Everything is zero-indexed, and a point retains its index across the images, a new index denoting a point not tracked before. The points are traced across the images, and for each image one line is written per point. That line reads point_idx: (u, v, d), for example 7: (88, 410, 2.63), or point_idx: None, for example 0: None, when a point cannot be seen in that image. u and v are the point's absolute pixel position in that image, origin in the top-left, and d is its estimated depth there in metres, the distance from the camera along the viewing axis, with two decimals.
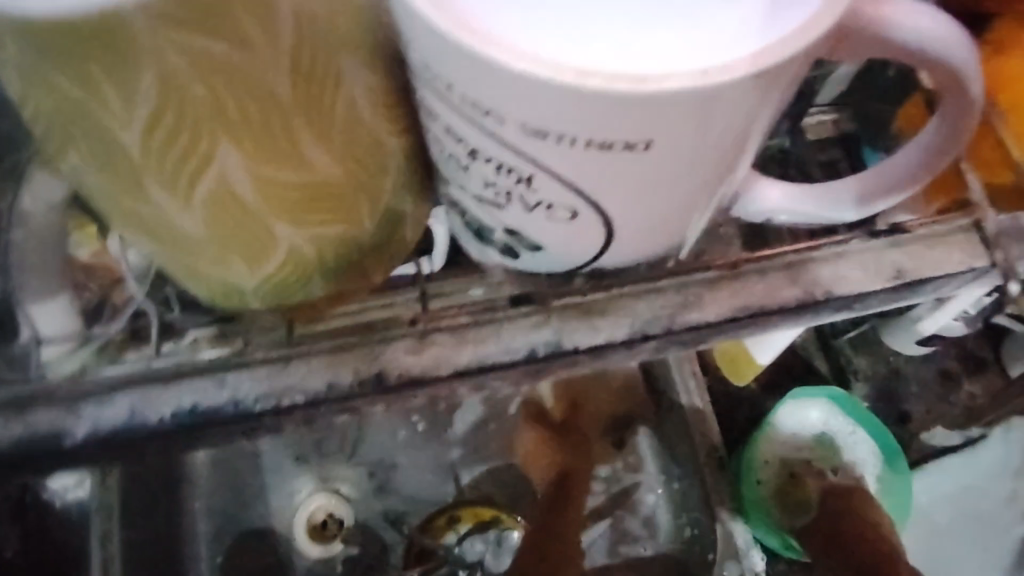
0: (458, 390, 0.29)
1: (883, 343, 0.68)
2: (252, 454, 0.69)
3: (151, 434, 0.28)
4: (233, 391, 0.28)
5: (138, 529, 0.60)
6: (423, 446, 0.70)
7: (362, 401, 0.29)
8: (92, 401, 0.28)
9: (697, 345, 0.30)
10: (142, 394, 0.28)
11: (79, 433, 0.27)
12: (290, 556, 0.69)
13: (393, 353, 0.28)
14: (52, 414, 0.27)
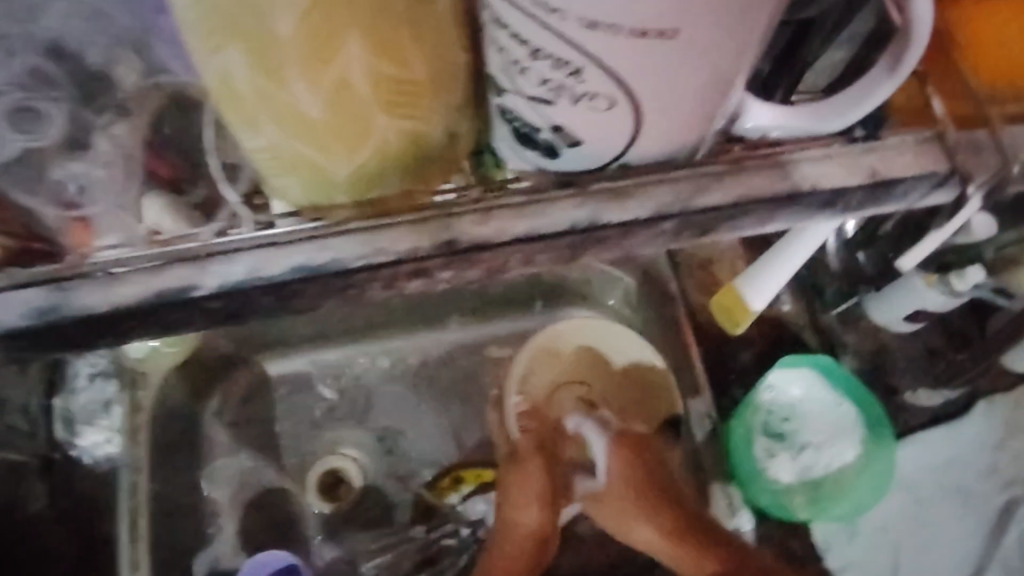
0: (513, 258, 0.37)
1: (867, 314, 0.70)
2: (274, 420, 0.77)
3: (268, 286, 0.37)
4: (334, 253, 0.37)
5: (165, 478, 0.70)
6: (429, 414, 0.77)
7: (439, 262, 0.37)
8: (221, 258, 0.37)
9: (705, 228, 0.37)
10: (260, 256, 0.37)
11: (209, 283, 0.36)
12: (303, 516, 0.75)
13: (463, 225, 0.36)
14: (182, 270, 0.37)
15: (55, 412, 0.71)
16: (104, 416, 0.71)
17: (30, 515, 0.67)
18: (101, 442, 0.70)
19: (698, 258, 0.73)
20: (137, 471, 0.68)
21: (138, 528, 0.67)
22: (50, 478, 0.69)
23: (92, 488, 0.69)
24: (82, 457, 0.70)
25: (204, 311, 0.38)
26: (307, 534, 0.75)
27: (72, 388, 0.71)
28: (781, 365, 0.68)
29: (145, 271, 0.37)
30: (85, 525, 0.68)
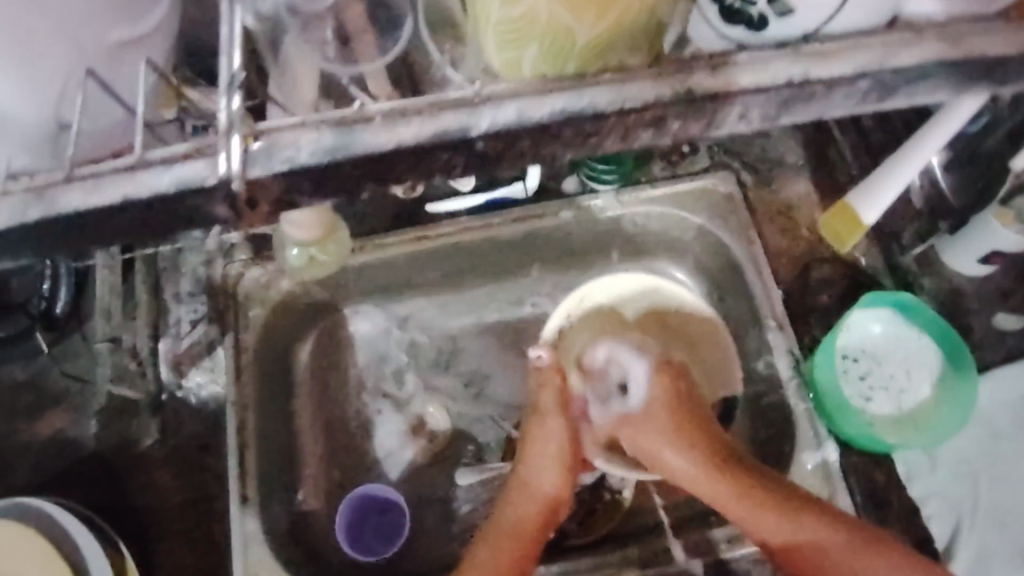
0: (753, 102, 0.37)
1: (942, 260, 0.75)
2: (362, 368, 0.80)
3: (529, 128, 0.36)
4: (591, 98, 0.36)
5: (268, 417, 0.73)
6: (513, 363, 0.80)
7: (685, 109, 0.37)
8: (489, 104, 0.36)
9: (915, 89, 0.38)
10: (527, 99, 0.36)
11: (483, 123, 0.36)
12: (394, 458, 0.77)
13: (712, 69, 0.37)
14: (450, 114, 0.36)
15: (160, 355, 0.73)
16: (208, 358, 0.73)
17: (144, 449, 0.72)
18: (205, 383, 0.73)
19: (772, 208, 0.77)
20: (245, 408, 0.70)
21: (244, 461, 0.69)
22: (160, 415, 0.72)
23: (199, 427, 0.72)
24: (189, 398, 0.73)
25: (451, 160, 0.37)
26: (397, 475, 0.77)
27: (175, 333, 0.73)
28: (871, 300, 0.71)
29: (372, 122, 0.36)
30: (195, 460, 0.72)
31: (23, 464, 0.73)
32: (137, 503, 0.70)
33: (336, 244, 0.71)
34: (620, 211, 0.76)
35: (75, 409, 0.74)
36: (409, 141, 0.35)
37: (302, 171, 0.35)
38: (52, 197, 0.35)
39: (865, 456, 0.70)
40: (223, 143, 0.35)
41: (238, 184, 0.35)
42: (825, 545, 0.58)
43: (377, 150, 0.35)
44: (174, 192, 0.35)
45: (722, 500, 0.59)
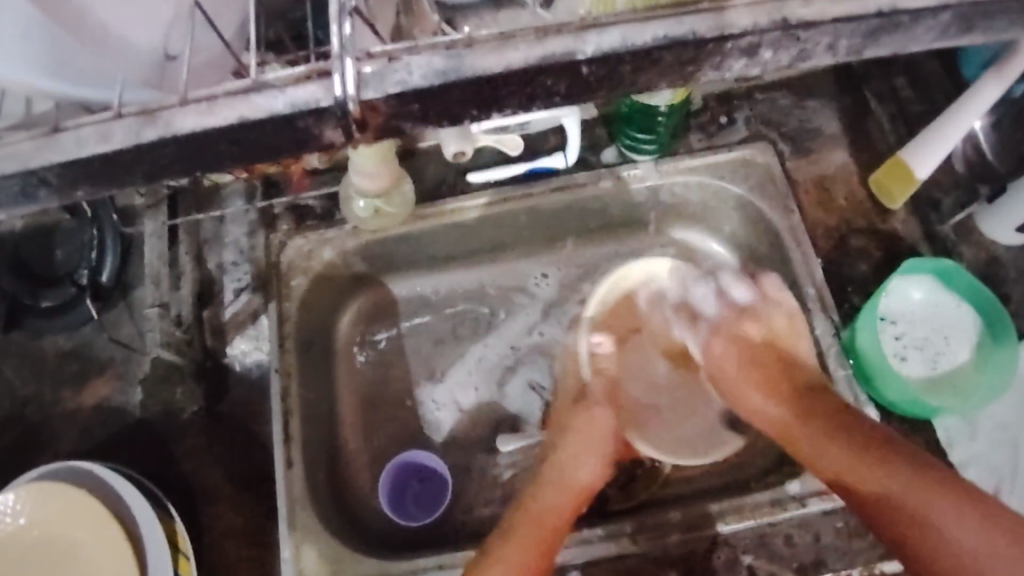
0: (824, 38, 0.37)
1: (980, 230, 0.75)
2: (400, 340, 0.81)
3: (634, 55, 0.37)
4: (690, 26, 0.36)
5: (309, 386, 0.74)
6: (551, 332, 0.81)
7: (759, 41, 0.37)
8: (591, 32, 0.36)
9: (993, 26, 0.38)
10: (629, 26, 0.36)
11: (589, 49, 0.36)
12: (432, 428, 0.78)
13: (791, 6, 0.36)
14: (561, 41, 0.36)
15: (205, 322, 0.74)
16: (252, 326, 0.73)
17: (190, 415, 0.72)
18: (250, 350, 0.73)
19: (810, 178, 0.78)
20: (289, 376, 0.71)
21: (290, 427, 0.69)
22: (203, 381, 0.73)
23: (245, 393, 0.73)
24: (234, 365, 0.73)
25: (542, 98, 0.38)
26: (436, 444, 0.78)
27: (220, 301, 0.74)
28: (909, 265, 0.71)
29: (485, 48, 0.36)
30: (241, 425, 0.72)
31: (67, 431, 0.72)
32: (186, 468, 0.71)
33: (402, 197, 0.72)
34: (659, 181, 0.77)
35: (120, 377, 0.73)
36: (517, 65, 0.36)
37: (414, 92, 0.36)
38: (163, 122, 0.36)
39: (904, 422, 0.70)
40: (338, 66, 0.35)
41: (354, 103, 0.35)
42: (904, 496, 0.53)
43: (487, 72, 0.36)
44: (287, 113, 0.36)
45: (839, 455, 0.58)
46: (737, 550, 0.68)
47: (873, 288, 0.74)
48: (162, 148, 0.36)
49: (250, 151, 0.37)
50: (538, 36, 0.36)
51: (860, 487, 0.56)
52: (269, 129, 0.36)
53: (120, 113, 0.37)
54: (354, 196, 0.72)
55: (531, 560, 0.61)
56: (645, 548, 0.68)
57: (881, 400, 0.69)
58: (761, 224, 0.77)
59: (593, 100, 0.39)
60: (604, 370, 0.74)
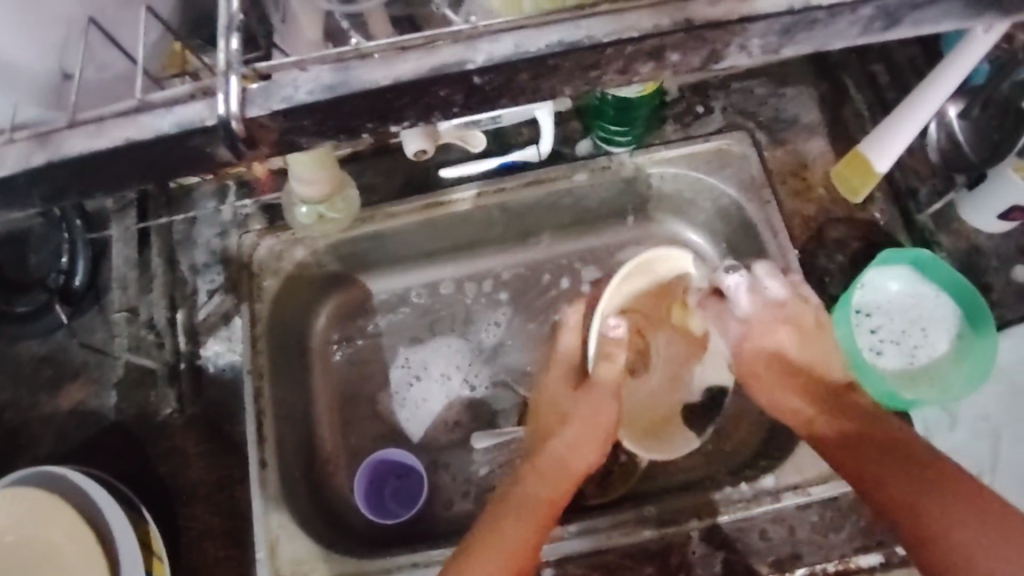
0: (737, 36, 0.36)
1: (958, 218, 0.74)
2: (376, 338, 0.80)
3: (533, 62, 0.36)
4: (586, 31, 0.36)
5: (280, 385, 0.74)
6: (524, 327, 0.80)
7: (671, 42, 0.36)
8: (484, 40, 0.36)
9: (914, 21, 0.37)
10: (522, 34, 0.36)
11: (480, 58, 0.35)
12: (406, 425, 0.78)
13: (697, 7, 0.36)
14: (455, 49, 0.35)
15: (179, 325, 0.74)
16: (225, 327, 0.74)
17: (163, 419, 0.72)
18: (224, 351, 0.74)
19: (787, 169, 0.76)
20: (261, 377, 0.71)
21: (262, 429, 0.69)
22: (178, 384, 0.73)
23: (217, 395, 0.73)
24: (207, 367, 0.74)
25: (453, 107, 0.37)
26: (411, 442, 0.77)
27: (193, 303, 0.75)
28: (884, 256, 0.70)
29: (379, 58, 0.36)
30: (214, 428, 0.72)
31: (43, 436, 0.72)
32: (160, 470, 0.71)
33: (345, 202, 0.72)
34: (634, 173, 0.76)
35: (94, 382, 0.73)
36: (407, 76, 0.35)
37: (302, 109, 0.35)
38: (54, 147, 0.36)
39: (882, 414, 0.69)
40: (222, 84, 0.35)
41: (239, 122, 0.35)
42: (943, 518, 0.54)
43: (377, 86, 0.35)
44: (175, 133, 0.35)
45: (892, 481, 0.57)
46: (712, 544, 0.67)
47: (848, 279, 0.73)
48: (57, 170, 0.36)
49: (145, 170, 0.37)
50: (426, 48, 0.36)
51: (882, 483, 0.58)
52: (160, 151, 0.36)
53: (15, 137, 0.37)
54: (296, 202, 0.71)
55: (528, 535, 0.60)
56: (620, 545, 0.67)
57: (855, 392, 0.69)
58: (735, 215, 0.75)
59: (499, 107, 0.38)
60: (613, 356, 0.69)
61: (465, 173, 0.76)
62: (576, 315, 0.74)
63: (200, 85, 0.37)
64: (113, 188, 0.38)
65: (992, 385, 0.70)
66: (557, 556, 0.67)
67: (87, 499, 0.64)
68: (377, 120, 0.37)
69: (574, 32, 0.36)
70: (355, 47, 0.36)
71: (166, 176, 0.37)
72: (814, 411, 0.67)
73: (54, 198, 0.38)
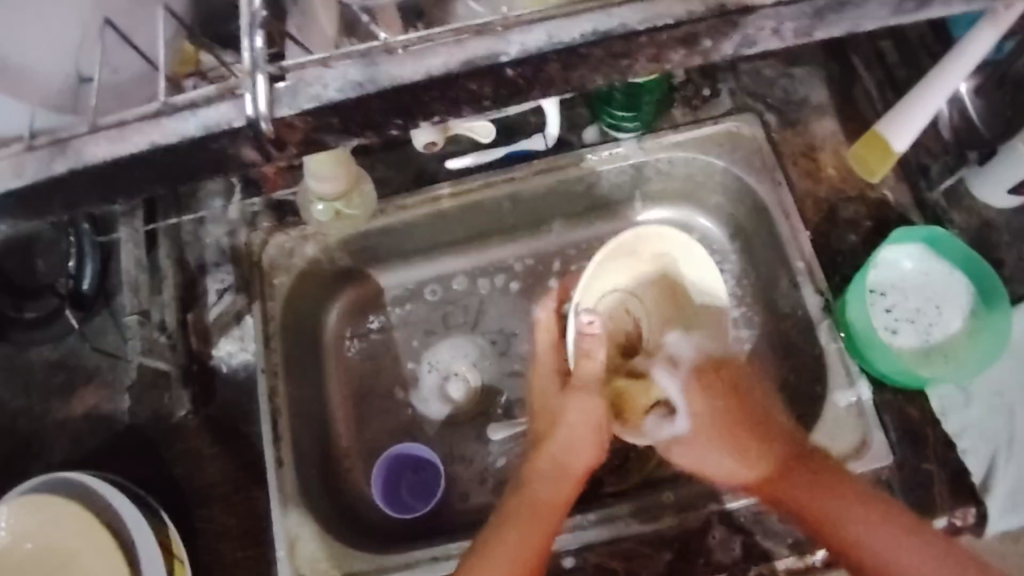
0: (768, 22, 0.36)
1: (971, 194, 0.73)
2: (389, 332, 0.80)
3: (564, 53, 0.35)
4: (620, 19, 0.35)
5: (295, 383, 0.74)
6: (536, 314, 0.80)
7: (703, 28, 0.36)
8: (516, 31, 0.35)
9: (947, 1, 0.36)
10: (555, 23, 0.35)
11: (513, 50, 0.35)
12: (423, 418, 0.78)
13: None
14: (487, 40, 0.35)
15: (191, 325, 0.73)
16: (237, 327, 0.73)
17: (179, 420, 0.72)
18: (237, 351, 0.73)
19: (798, 149, 0.76)
20: (276, 375, 0.71)
21: (280, 427, 0.69)
22: (192, 384, 0.72)
23: (232, 396, 0.73)
24: (221, 366, 0.73)
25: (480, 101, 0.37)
26: (428, 434, 0.77)
27: (205, 303, 0.74)
28: (897, 236, 0.70)
29: (409, 55, 0.35)
30: (230, 428, 0.72)
31: (59, 440, 0.72)
32: (178, 471, 0.71)
33: (362, 199, 0.71)
34: (643, 159, 0.75)
35: (108, 385, 0.73)
36: (436, 71, 0.35)
37: (326, 108, 0.35)
38: (74, 154, 0.36)
39: (899, 393, 0.69)
40: (248, 84, 0.34)
41: (265, 122, 0.34)
42: (868, 539, 0.58)
43: (405, 81, 0.35)
44: (199, 136, 0.35)
45: (841, 514, 0.59)
46: (733, 529, 0.67)
47: (862, 258, 0.72)
48: (77, 177, 0.36)
49: (166, 176, 0.36)
50: (455, 41, 0.35)
51: (820, 516, 0.60)
52: (183, 155, 0.35)
53: (31, 145, 0.36)
54: (312, 200, 0.70)
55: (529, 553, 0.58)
56: (640, 531, 0.67)
57: (872, 372, 0.69)
58: (746, 197, 0.75)
59: (525, 100, 0.37)
60: (592, 354, 0.65)
61: (471, 163, 0.76)
62: (550, 314, 0.73)
63: (222, 85, 0.36)
64: (134, 192, 0.37)
65: (1007, 359, 0.71)
66: (577, 544, 0.68)
67: (107, 506, 0.64)
68: (404, 116, 0.36)
69: (604, 22, 0.35)
70: (380, 41, 0.36)
71: (189, 180, 0.37)
72: (831, 392, 0.67)
73: (74, 205, 0.37)
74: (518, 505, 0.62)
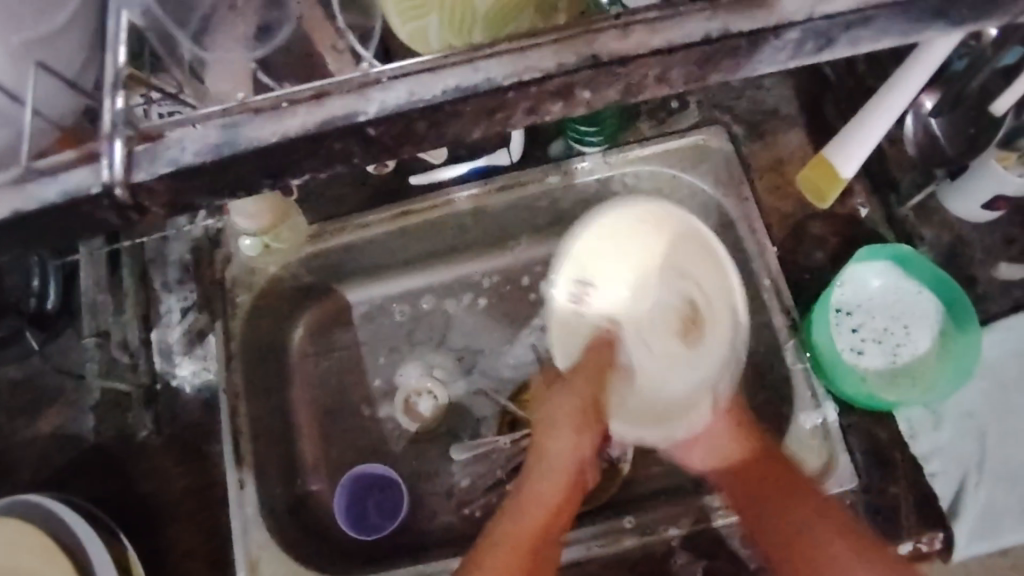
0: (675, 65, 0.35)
1: (942, 209, 0.72)
2: (355, 348, 0.80)
3: (429, 108, 0.35)
4: (484, 74, 0.35)
5: (257, 401, 0.73)
6: (503, 330, 0.79)
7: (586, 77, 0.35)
8: (376, 88, 0.35)
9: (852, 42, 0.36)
10: (416, 80, 0.35)
11: (372, 108, 0.35)
12: (389, 436, 0.77)
13: (605, 40, 0.35)
14: (344, 100, 0.35)
15: (153, 345, 0.73)
16: (199, 346, 0.73)
17: (142, 440, 0.72)
18: (199, 370, 0.73)
19: (766, 163, 0.74)
20: (237, 395, 0.70)
21: (241, 448, 0.69)
22: (156, 405, 0.73)
23: (193, 416, 0.72)
24: (183, 386, 0.73)
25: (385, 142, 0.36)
26: (394, 452, 0.77)
27: (167, 322, 0.74)
28: (862, 255, 0.68)
29: (288, 108, 0.35)
30: (192, 449, 0.72)
31: (26, 459, 0.73)
32: (141, 490, 0.71)
33: (291, 230, 0.71)
34: (609, 173, 0.74)
35: (72, 405, 0.73)
36: (294, 131, 0.35)
37: (186, 172, 0.35)
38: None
39: (865, 414, 0.67)
40: (107, 150, 0.35)
41: (122, 187, 0.34)
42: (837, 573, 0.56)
43: (263, 143, 0.35)
44: (60, 202, 0.35)
45: (779, 525, 0.58)
46: (696, 553, 0.66)
47: (827, 278, 0.71)
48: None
49: (50, 234, 0.36)
50: (315, 102, 0.35)
51: (784, 537, 0.58)
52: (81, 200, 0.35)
53: None
54: (242, 235, 0.71)
55: (529, 527, 0.55)
56: (601, 554, 0.66)
57: (836, 396, 0.67)
58: (712, 213, 0.74)
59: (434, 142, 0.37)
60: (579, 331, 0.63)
61: (430, 181, 0.75)
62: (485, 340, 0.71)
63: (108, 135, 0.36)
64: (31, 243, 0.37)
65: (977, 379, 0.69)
66: None
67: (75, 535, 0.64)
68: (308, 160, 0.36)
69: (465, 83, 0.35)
70: (240, 100, 0.36)
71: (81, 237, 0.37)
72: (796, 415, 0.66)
73: None
74: (502, 516, 0.57)
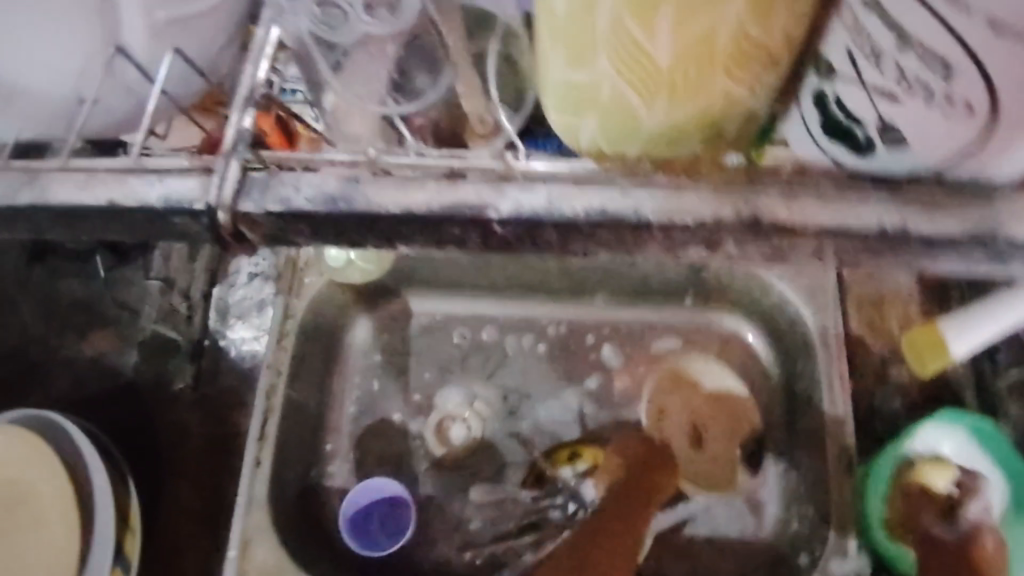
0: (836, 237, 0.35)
1: None
2: (405, 357, 0.79)
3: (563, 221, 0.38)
4: (633, 201, 0.38)
5: (297, 384, 0.73)
6: (555, 382, 0.78)
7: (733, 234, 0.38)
8: (515, 187, 0.39)
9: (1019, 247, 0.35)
10: (558, 191, 0.39)
11: (506, 208, 0.38)
12: (414, 454, 0.76)
13: (766, 200, 0.38)
14: (481, 191, 0.39)
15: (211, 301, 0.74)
16: (257, 315, 0.74)
17: (174, 391, 0.72)
18: (249, 338, 0.73)
19: (862, 296, 0.73)
20: (279, 374, 0.70)
21: (268, 427, 0.68)
22: (198, 361, 0.72)
23: (231, 382, 0.72)
24: (229, 350, 0.73)
25: None
26: (414, 471, 0.75)
27: (232, 281, 0.75)
28: (937, 420, 0.66)
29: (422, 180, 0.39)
30: (219, 412, 0.71)
31: (62, 377, 0.73)
32: (159, 439, 0.71)
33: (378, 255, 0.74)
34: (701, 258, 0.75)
35: (121, 337, 0.74)
36: (418, 207, 0.38)
37: (291, 212, 0.38)
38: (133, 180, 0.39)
39: None
40: (221, 168, 0.39)
41: (226, 211, 0.38)
42: None
43: (380, 207, 0.38)
44: (159, 206, 0.39)
45: None
46: None
47: (899, 431, 0.68)
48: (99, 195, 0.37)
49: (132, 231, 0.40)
50: (446, 184, 0.39)
51: None
52: None
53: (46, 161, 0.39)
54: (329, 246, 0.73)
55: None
56: None
57: (872, 554, 0.64)
58: (792, 329, 0.73)
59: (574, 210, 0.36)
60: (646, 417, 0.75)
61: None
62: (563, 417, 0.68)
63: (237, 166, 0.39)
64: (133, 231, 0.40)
65: None
66: None
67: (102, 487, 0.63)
68: None
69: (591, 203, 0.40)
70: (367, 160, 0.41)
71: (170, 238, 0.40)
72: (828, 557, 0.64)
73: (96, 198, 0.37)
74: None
